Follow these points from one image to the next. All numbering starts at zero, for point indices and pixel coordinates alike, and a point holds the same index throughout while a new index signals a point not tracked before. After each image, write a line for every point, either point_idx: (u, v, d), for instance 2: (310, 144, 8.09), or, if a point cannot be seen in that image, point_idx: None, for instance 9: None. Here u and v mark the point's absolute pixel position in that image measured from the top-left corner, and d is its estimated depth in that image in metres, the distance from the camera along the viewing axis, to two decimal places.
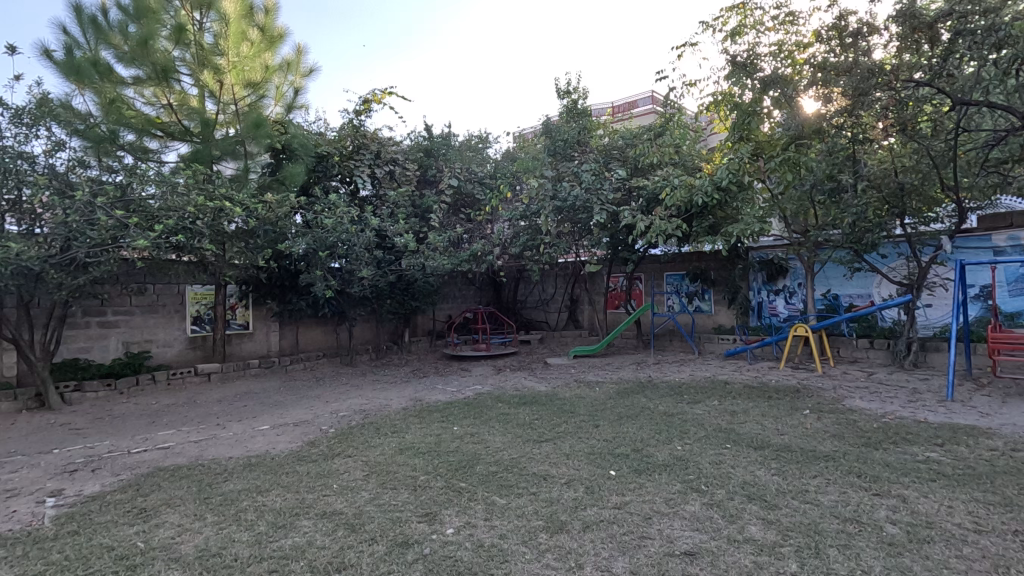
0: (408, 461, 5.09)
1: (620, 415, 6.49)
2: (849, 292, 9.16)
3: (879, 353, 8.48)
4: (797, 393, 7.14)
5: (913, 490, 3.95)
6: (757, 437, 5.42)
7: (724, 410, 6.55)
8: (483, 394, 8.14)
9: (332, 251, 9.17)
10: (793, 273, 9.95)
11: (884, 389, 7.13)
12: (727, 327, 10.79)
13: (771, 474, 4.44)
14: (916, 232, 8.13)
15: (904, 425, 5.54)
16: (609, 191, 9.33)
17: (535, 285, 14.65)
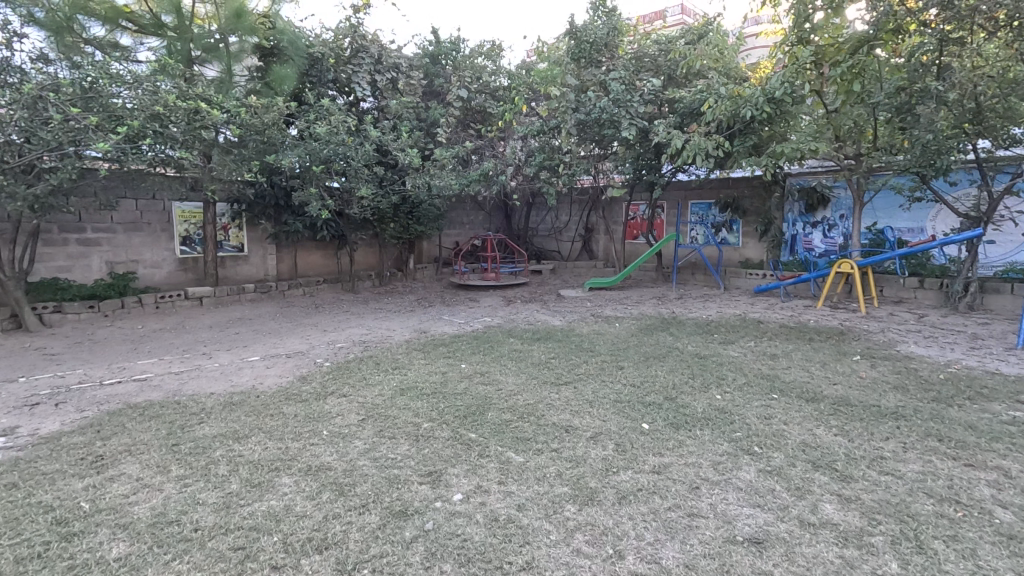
0: (410, 404, 4.47)
1: (646, 355, 5.83)
2: (901, 226, 8.15)
3: (929, 294, 7.55)
4: (842, 335, 6.42)
5: (1013, 461, 3.30)
6: (806, 387, 4.75)
7: (762, 353, 5.86)
8: (492, 328, 7.48)
9: (327, 167, 8.24)
10: (836, 203, 8.91)
11: (939, 333, 6.28)
12: (757, 261, 9.94)
13: (833, 434, 3.79)
14: (993, 158, 6.90)
15: (976, 376, 4.84)
16: (640, 104, 8.21)
17: (548, 212, 13.72)
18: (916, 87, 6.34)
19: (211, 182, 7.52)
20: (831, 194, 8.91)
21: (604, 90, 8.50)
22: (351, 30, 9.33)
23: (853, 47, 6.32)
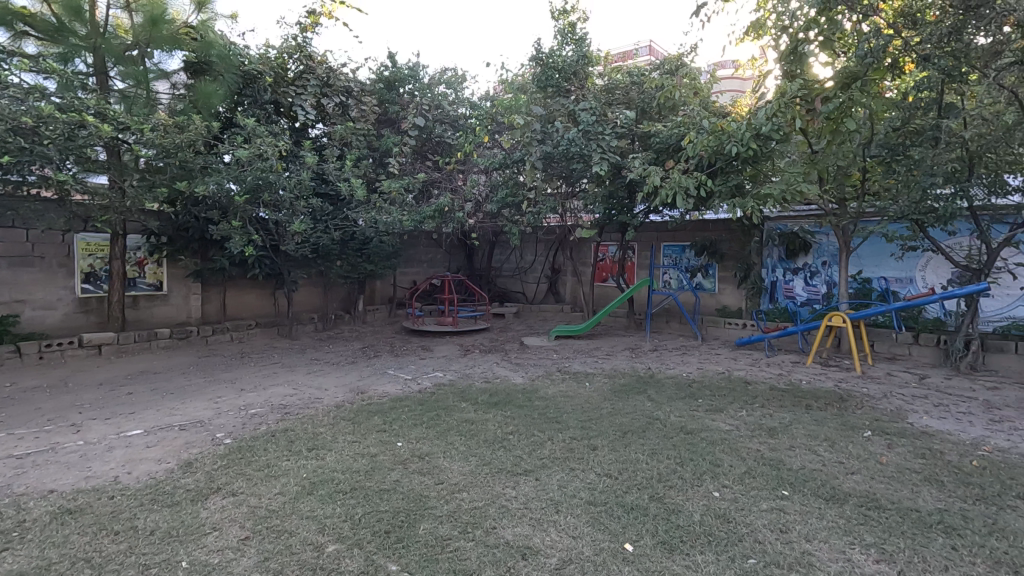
0: (319, 511, 3.34)
1: (622, 429, 4.86)
2: (890, 275, 7.56)
3: (926, 350, 6.90)
4: (843, 400, 5.60)
5: None
6: (822, 479, 3.84)
7: (758, 426, 4.97)
8: (442, 387, 6.40)
9: (256, 197, 7.17)
10: (818, 249, 8.30)
11: (950, 401, 5.52)
12: (734, 309, 9.23)
13: (877, 562, 2.85)
14: (989, 206, 6.20)
15: (1013, 463, 4.00)
16: (612, 137, 7.50)
17: (512, 251, 12.89)
18: (911, 126, 6.19)
19: (111, 212, 6.35)
20: (813, 239, 8.32)
21: (573, 121, 7.74)
22: (297, 49, 8.41)
23: (841, 83, 5.74)
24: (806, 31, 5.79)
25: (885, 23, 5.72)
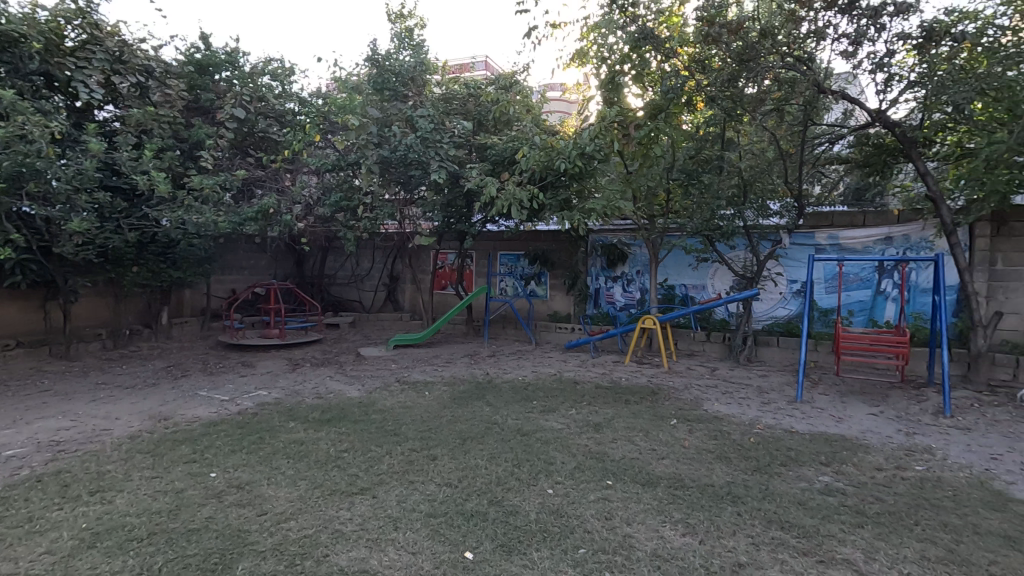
0: (103, 567, 2.78)
1: (461, 436, 4.87)
2: (688, 283, 8.73)
3: (715, 346, 8.12)
4: (654, 394, 6.31)
5: (853, 549, 3.06)
6: (639, 466, 4.26)
7: (585, 423, 5.36)
8: (267, 406, 5.81)
9: (16, 187, 5.80)
10: (633, 259, 9.27)
11: (733, 388, 6.53)
12: (563, 314, 9.89)
13: (684, 535, 3.23)
14: (758, 226, 7.31)
15: (777, 437, 4.86)
16: (450, 146, 7.56)
17: (347, 257, 12.27)
18: (703, 155, 7.17)
19: None
20: (629, 250, 9.24)
21: (410, 127, 7.65)
22: (78, 14, 7.04)
23: (650, 113, 6.70)
24: (622, 64, 6.65)
25: (682, 66, 6.55)
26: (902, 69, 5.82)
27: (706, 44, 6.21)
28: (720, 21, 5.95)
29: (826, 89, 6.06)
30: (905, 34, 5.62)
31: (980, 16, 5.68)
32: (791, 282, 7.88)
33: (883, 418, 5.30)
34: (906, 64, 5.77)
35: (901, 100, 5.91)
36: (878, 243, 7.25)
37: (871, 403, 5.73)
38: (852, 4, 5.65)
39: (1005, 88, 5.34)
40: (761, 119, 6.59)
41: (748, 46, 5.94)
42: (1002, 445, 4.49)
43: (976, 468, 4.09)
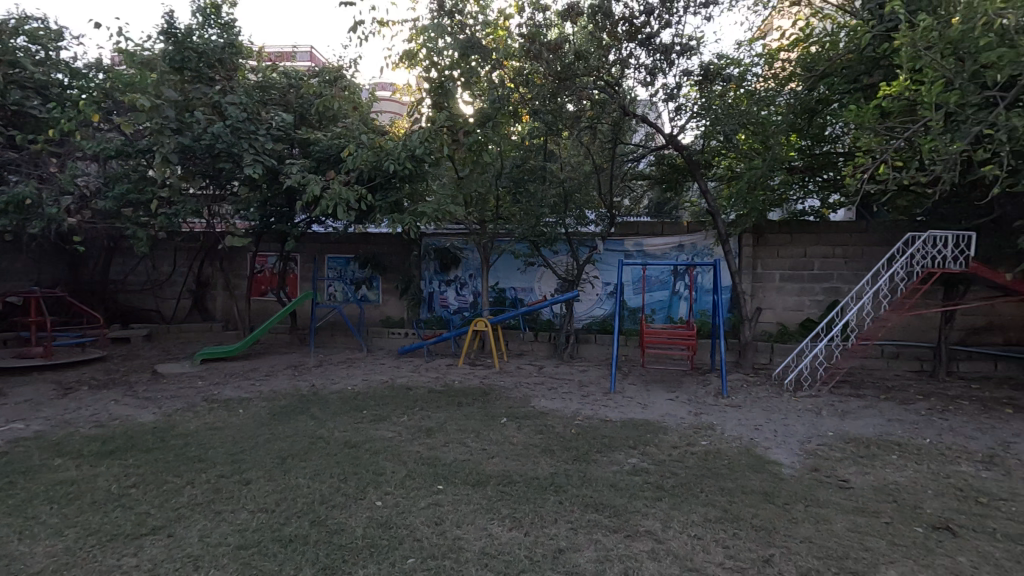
0: None
1: (281, 455, 4.47)
2: (517, 286, 9.13)
3: (542, 346, 8.60)
4: (486, 394, 6.46)
5: (654, 520, 3.45)
6: (470, 467, 4.31)
7: (417, 428, 5.29)
8: (22, 442, 4.71)
9: None
10: (466, 264, 9.42)
11: (558, 384, 6.98)
12: (397, 319, 9.68)
13: (510, 530, 3.35)
14: (578, 233, 8.03)
15: (594, 427, 5.30)
16: (267, 139, 6.93)
17: (139, 259, 10.52)
18: (528, 165, 7.49)
19: None
20: (461, 254, 9.38)
21: (219, 114, 6.86)
22: None
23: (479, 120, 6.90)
24: (451, 70, 6.90)
25: (506, 78, 6.97)
26: (687, 100, 6.78)
27: (526, 60, 6.71)
28: (540, 40, 6.46)
29: (630, 111, 6.83)
30: (688, 71, 6.56)
31: (742, 63, 6.90)
32: (605, 284, 8.68)
33: (678, 402, 6.10)
34: (690, 97, 6.72)
35: (687, 127, 6.90)
36: (673, 250, 8.35)
37: (669, 389, 6.56)
38: (647, 39, 6.43)
39: (759, 124, 6.58)
40: (577, 133, 7.05)
41: (562, 66, 6.53)
42: (763, 417, 5.45)
43: (745, 438, 4.90)
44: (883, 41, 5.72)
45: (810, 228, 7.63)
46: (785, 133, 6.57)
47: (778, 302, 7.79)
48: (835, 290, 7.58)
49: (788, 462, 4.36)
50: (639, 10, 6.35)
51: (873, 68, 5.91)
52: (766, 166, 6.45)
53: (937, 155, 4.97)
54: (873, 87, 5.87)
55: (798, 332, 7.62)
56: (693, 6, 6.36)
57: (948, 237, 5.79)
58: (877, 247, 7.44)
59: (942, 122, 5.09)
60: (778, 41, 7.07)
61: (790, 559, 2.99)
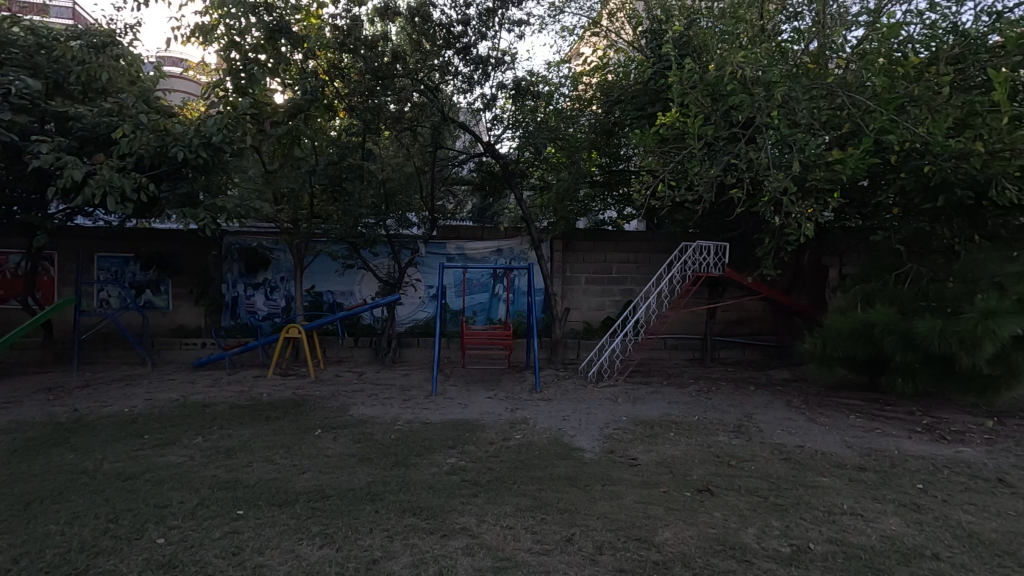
0: None
1: (24, 500, 3.62)
2: (335, 289, 8.67)
3: (363, 351, 8.30)
4: (299, 406, 6.01)
5: (470, 516, 3.54)
6: (276, 486, 3.97)
7: (215, 450, 4.71)
8: None
9: None
10: (277, 265, 8.66)
11: (378, 390, 6.78)
12: (192, 328, 8.50)
13: (321, 548, 3.16)
14: (399, 235, 7.91)
15: (415, 430, 5.26)
16: (5, 108, 5.57)
17: None
18: (346, 162, 7.23)
19: None
20: (272, 255, 8.60)
21: None
22: None
23: (290, 112, 6.39)
24: (256, 52, 6.24)
25: (321, 69, 6.80)
26: (502, 112, 7.12)
27: (342, 52, 6.63)
28: (356, 34, 6.43)
29: (449, 117, 6.95)
30: (502, 83, 6.88)
31: (551, 83, 7.47)
32: (428, 287, 8.77)
33: (496, 399, 6.36)
34: (504, 108, 7.07)
35: (503, 138, 7.24)
36: (492, 254, 8.81)
37: (488, 388, 6.81)
38: (464, 49, 6.62)
39: (566, 140, 7.25)
40: (397, 134, 7.01)
41: (380, 64, 6.62)
42: (570, 408, 5.96)
43: (554, 429, 5.30)
44: (661, 78, 6.71)
45: (609, 236, 8.58)
46: (586, 150, 7.38)
47: (584, 303, 8.61)
48: (629, 291, 8.63)
49: (590, 447, 4.82)
50: (456, 19, 6.50)
51: (654, 100, 6.91)
52: (570, 179, 7.22)
53: (700, 177, 5.94)
54: (653, 115, 6.85)
55: (600, 330, 8.51)
56: (507, 23, 6.72)
57: (711, 247, 6.99)
58: (660, 255, 8.67)
59: (705, 151, 6.03)
60: (582, 66, 7.79)
61: (588, 535, 3.31)
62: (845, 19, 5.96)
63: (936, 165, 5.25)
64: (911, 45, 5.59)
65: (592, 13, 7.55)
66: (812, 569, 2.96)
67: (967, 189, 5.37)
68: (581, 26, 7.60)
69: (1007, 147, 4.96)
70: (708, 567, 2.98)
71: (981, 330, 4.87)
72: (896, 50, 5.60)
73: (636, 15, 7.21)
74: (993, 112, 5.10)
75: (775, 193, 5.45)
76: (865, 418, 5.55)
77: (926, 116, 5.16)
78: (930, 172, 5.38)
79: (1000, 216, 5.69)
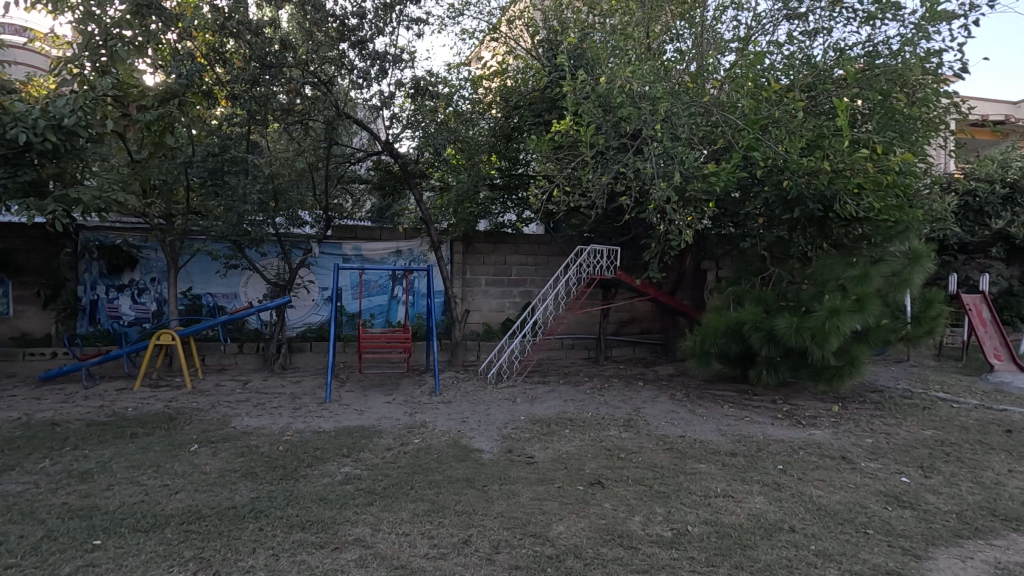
0: None
1: None
2: (217, 291, 8.00)
3: (248, 358, 7.73)
4: (172, 420, 5.47)
5: (364, 526, 3.42)
6: (141, 511, 3.58)
7: (66, 474, 4.15)
8: None
9: None
10: (147, 265, 7.81)
11: (265, 399, 6.34)
12: (39, 336, 7.44)
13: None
14: (289, 234, 7.60)
15: (306, 440, 4.98)
16: None
17: None
18: (228, 155, 6.67)
19: None
20: (140, 254, 7.74)
21: None
22: None
23: (161, 97, 5.88)
24: (119, 27, 5.65)
25: (199, 52, 6.44)
26: (400, 110, 6.98)
27: (223, 36, 6.27)
28: (239, 17, 6.09)
29: (344, 113, 6.70)
30: (400, 81, 6.74)
31: (451, 84, 7.47)
32: (322, 289, 8.34)
33: (394, 404, 6.21)
34: (403, 106, 6.92)
35: (402, 137, 7.10)
36: (391, 255, 8.55)
37: (386, 393, 6.63)
38: (360, 43, 6.41)
39: (466, 142, 7.29)
40: (287, 127, 6.77)
41: (268, 51, 6.20)
42: (470, 410, 5.96)
43: (454, 431, 5.27)
44: (557, 86, 6.95)
45: (509, 239, 8.72)
46: (486, 152, 7.48)
47: (484, 305, 8.67)
48: (528, 293, 8.82)
49: (488, 448, 4.86)
50: (351, 12, 6.29)
51: (550, 107, 7.15)
52: (470, 180, 7.27)
53: (592, 184, 6.22)
54: (550, 122, 7.08)
55: (500, 331, 8.61)
56: (406, 20, 6.61)
57: (604, 252, 7.31)
58: (557, 257, 8.96)
59: (596, 159, 6.38)
60: (481, 69, 7.86)
61: (485, 535, 3.33)
62: (719, 44, 6.55)
63: (792, 181, 5.90)
64: (773, 73, 6.26)
65: (492, 18, 7.63)
66: (689, 549, 3.20)
67: (817, 202, 6.09)
68: (481, 30, 7.67)
69: (848, 167, 5.64)
70: (597, 556, 3.12)
71: (828, 327, 5.56)
72: (761, 76, 6.25)
73: (534, 24, 7.39)
74: (837, 136, 5.83)
75: (659, 201, 5.84)
76: (736, 408, 6.11)
77: (785, 136, 5.79)
78: (788, 187, 6.04)
79: (842, 228, 6.36)
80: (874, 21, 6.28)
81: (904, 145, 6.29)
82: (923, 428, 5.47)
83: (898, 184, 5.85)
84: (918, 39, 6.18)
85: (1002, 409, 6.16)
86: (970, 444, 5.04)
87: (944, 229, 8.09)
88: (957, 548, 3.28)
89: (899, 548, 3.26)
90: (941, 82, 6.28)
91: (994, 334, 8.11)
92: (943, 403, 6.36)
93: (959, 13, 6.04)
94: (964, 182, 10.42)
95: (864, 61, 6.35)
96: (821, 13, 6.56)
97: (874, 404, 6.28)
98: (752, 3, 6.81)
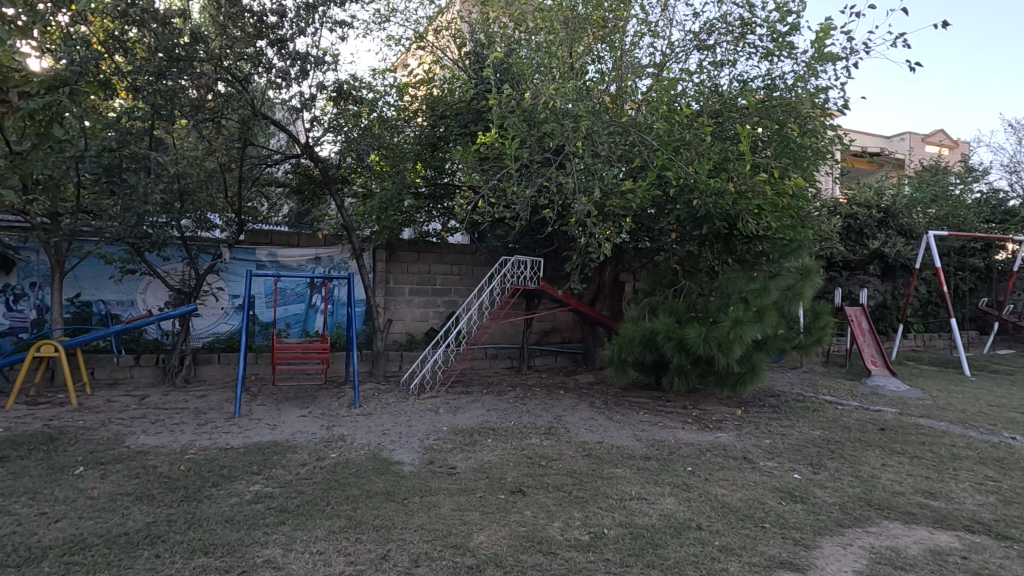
0: None
1: None
2: (109, 299, 7.31)
3: (145, 370, 7.12)
4: (53, 440, 4.93)
5: (274, 546, 3.25)
6: (12, 544, 3.19)
7: None
8: None
9: None
10: (25, 268, 7.02)
11: (165, 415, 5.86)
12: None
13: None
14: (196, 237, 7.10)
15: (211, 458, 4.66)
16: None
17: None
18: (126, 151, 6.15)
19: None
20: (18, 256, 6.94)
21: None
22: None
23: (47, 85, 5.39)
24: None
25: (95, 38, 5.99)
26: (322, 114, 6.78)
27: (124, 23, 5.83)
28: (142, 5, 5.67)
29: (259, 112, 6.43)
30: (321, 84, 6.55)
31: (375, 90, 7.35)
32: (232, 297, 7.85)
33: (310, 418, 5.95)
34: (324, 110, 6.74)
35: (323, 141, 6.90)
36: (309, 262, 8.19)
37: (302, 406, 6.34)
38: (279, 41, 6.17)
39: (390, 149, 7.23)
40: (196, 124, 6.43)
41: (175, 43, 5.86)
42: (390, 422, 5.83)
43: (373, 444, 5.14)
44: (482, 98, 7.05)
45: (433, 248, 8.69)
46: (411, 160, 7.41)
47: (407, 314, 8.54)
48: (452, 302, 8.80)
49: (409, 460, 4.77)
50: (270, 9, 6.05)
51: (476, 119, 7.21)
52: (394, 188, 7.16)
53: (517, 196, 6.33)
54: (475, 133, 7.13)
55: (423, 340, 8.50)
56: (329, 22, 6.45)
57: (528, 262, 7.41)
58: (481, 267, 9.02)
59: (520, 171, 6.51)
60: (407, 77, 7.81)
61: (404, 548, 3.27)
62: (637, 69, 6.94)
63: (701, 200, 6.30)
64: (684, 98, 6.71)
65: (419, 27, 7.65)
66: (605, 551, 3.31)
67: (722, 220, 6.54)
68: (407, 37, 7.66)
69: (750, 188, 6.13)
70: (517, 563, 3.15)
71: (733, 336, 5.98)
72: (675, 102, 6.68)
73: (460, 36, 7.46)
74: (740, 160, 6.32)
75: (580, 215, 6.03)
76: (651, 414, 6.41)
77: (695, 158, 6.21)
78: (697, 206, 6.44)
79: (743, 244, 6.94)
80: (772, 57, 6.89)
81: (797, 171, 6.91)
82: (813, 428, 6.00)
83: (793, 206, 6.48)
84: (808, 76, 6.84)
85: (877, 409, 6.88)
86: (851, 442, 5.59)
87: (830, 247, 8.94)
88: (840, 536, 3.62)
89: (791, 539, 3.55)
90: (826, 116, 6.98)
91: (871, 342, 9.04)
92: (829, 405, 7.01)
93: (842, 55, 6.74)
94: (847, 206, 11.60)
95: (763, 92, 6.93)
96: (726, 47, 7.11)
97: (772, 408, 6.81)
98: (666, 32, 7.27)
